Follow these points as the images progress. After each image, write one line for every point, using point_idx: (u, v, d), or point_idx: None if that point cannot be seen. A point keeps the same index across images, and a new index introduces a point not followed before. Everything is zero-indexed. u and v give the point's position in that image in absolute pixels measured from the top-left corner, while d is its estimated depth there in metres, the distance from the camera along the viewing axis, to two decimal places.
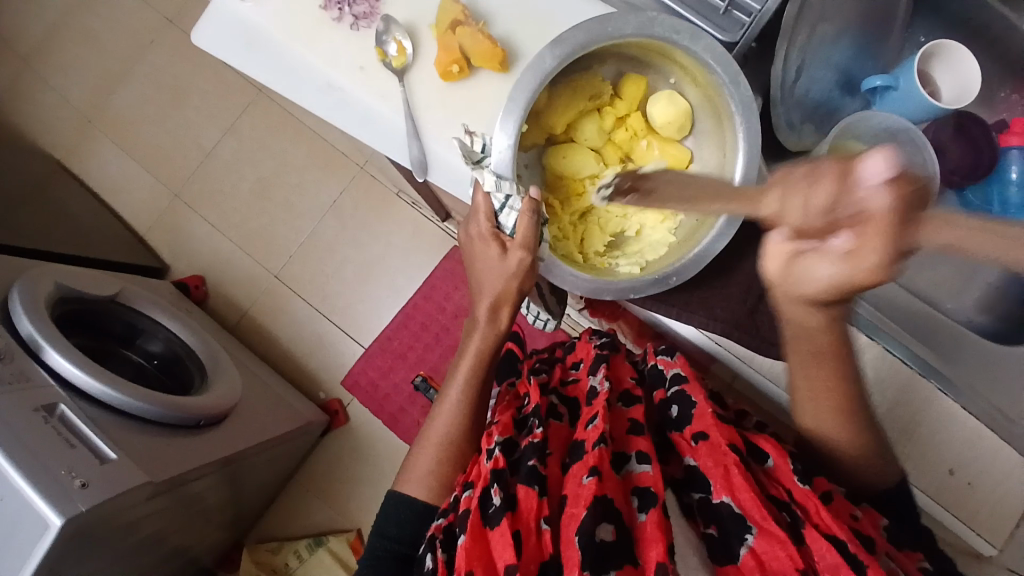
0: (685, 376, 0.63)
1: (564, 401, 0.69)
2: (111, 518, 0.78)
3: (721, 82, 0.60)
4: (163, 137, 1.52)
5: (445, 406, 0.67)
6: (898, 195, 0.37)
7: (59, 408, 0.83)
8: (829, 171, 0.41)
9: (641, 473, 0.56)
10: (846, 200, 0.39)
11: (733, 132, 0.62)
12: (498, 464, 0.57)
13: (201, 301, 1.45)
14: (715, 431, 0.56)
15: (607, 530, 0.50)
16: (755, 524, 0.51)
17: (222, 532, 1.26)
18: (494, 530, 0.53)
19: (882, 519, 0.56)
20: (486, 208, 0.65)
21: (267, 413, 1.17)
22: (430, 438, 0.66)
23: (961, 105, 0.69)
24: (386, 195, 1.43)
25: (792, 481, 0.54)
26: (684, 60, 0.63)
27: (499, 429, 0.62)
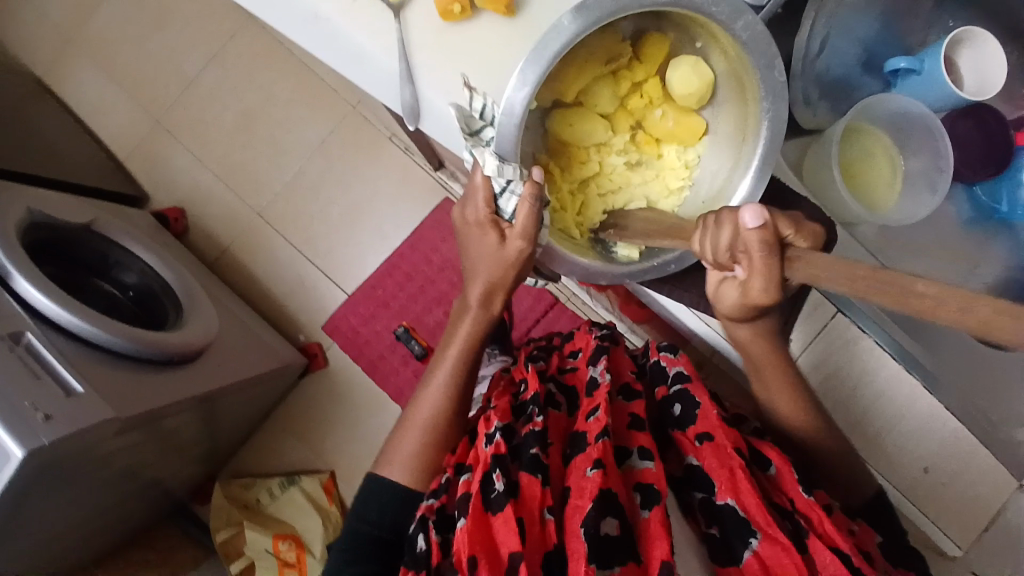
0: (688, 375, 0.63)
1: (563, 390, 0.69)
2: (77, 452, 0.77)
3: (753, 65, 0.56)
4: (143, 55, 1.44)
5: (432, 387, 0.68)
6: (769, 240, 0.40)
7: (25, 337, 0.80)
8: (727, 217, 0.44)
9: (645, 470, 0.57)
10: (739, 240, 0.42)
11: (757, 118, 0.59)
12: (499, 450, 0.57)
13: (180, 233, 1.40)
14: (721, 433, 0.57)
15: (611, 525, 0.51)
16: (759, 529, 0.53)
17: (195, 467, 1.26)
18: (496, 515, 0.53)
19: (877, 537, 0.59)
20: (486, 191, 0.60)
21: (243, 354, 1.15)
22: (414, 420, 0.67)
23: (982, 99, 0.67)
24: (378, 138, 1.38)
25: (797, 489, 0.56)
26: (720, 32, 0.56)
27: (497, 414, 0.62)
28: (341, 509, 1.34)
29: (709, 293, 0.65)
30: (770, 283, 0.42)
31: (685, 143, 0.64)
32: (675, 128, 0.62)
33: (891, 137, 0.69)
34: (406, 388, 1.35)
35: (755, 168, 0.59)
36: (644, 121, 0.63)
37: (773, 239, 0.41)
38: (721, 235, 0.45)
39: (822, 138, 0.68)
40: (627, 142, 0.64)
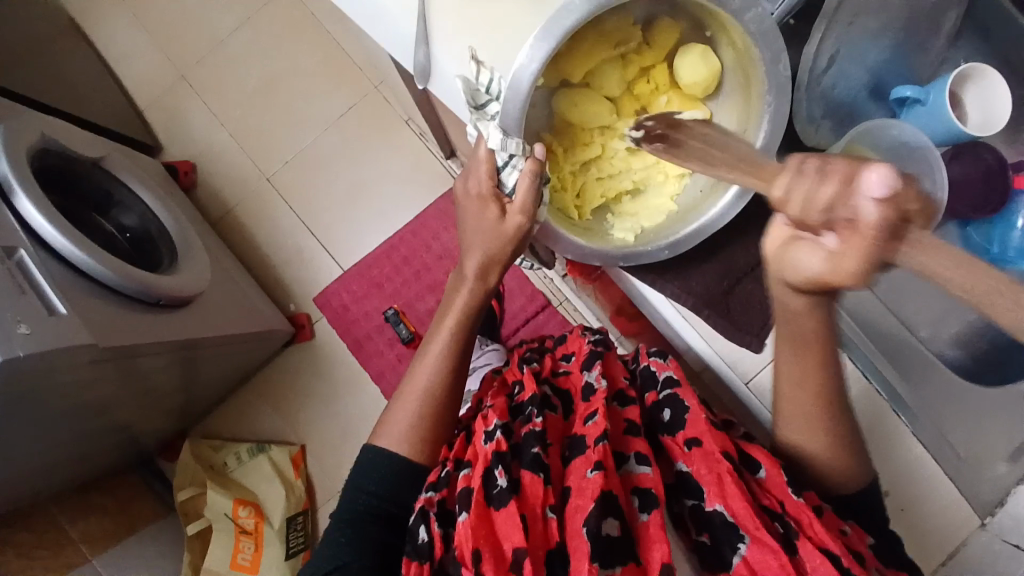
0: (678, 379, 0.62)
1: (557, 393, 0.68)
2: (50, 372, 0.77)
3: (759, 55, 0.58)
4: (178, 11, 1.47)
5: (427, 357, 0.67)
6: (891, 217, 0.35)
7: (18, 253, 0.81)
8: (837, 170, 0.37)
9: (641, 474, 0.56)
10: (857, 211, 0.36)
11: (759, 109, 0.61)
12: (500, 447, 0.58)
13: (188, 188, 1.42)
14: (709, 438, 0.57)
15: (612, 525, 0.51)
16: (747, 532, 0.52)
17: (168, 420, 1.25)
18: (498, 511, 0.53)
19: (868, 537, 0.56)
20: (489, 165, 0.61)
21: (231, 310, 1.15)
22: (408, 394, 0.66)
23: (986, 133, 0.68)
24: (395, 120, 1.40)
25: (786, 492, 0.54)
26: (727, 21, 0.57)
27: (495, 414, 0.62)
28: (307, 486, 1.33)
29: (692, 288, 0.66)
30: (871, 260, 0.37)
31: None
32: (680, 116, 0.64)
33: None
34: (388, 370, 1.35)
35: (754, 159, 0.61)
36: (649, 108, 0.65)
37: (895, 216, 0.35)
38: (818, 192, 0.37)
39: None
40: (632, 128, 0.65)
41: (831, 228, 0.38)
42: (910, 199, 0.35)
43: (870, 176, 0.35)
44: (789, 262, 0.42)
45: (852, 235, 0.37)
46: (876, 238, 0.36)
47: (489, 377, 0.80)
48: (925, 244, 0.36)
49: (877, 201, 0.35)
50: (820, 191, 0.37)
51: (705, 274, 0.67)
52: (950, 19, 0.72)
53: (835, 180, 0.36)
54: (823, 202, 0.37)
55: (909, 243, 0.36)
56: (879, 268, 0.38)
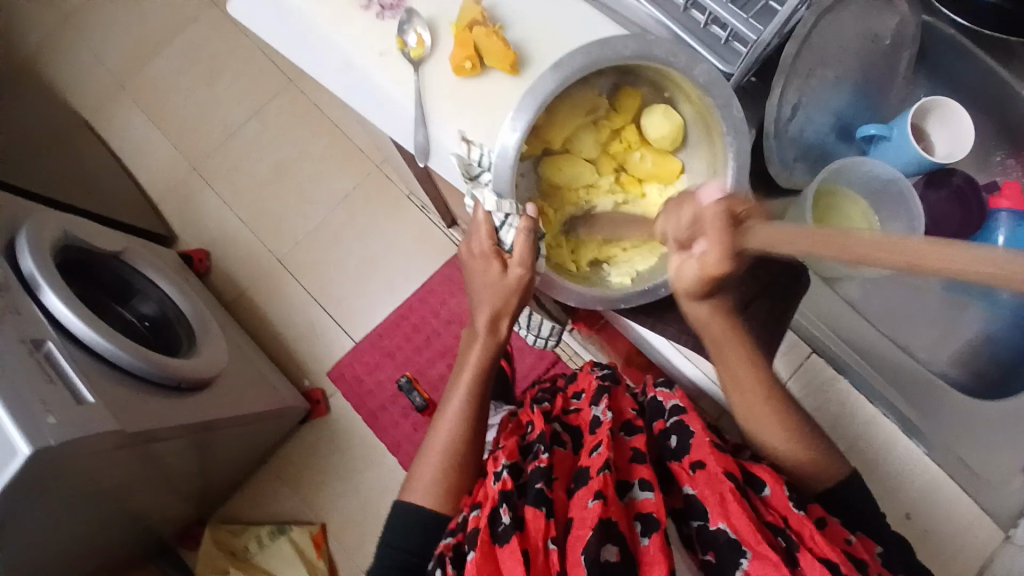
0: (684, 407, 0.65)
1: (567, 429, 0.70)
2: (76, 459, 0.79)
3: (714, 104, 0.62)
4: (191, 112, 1.57)
5: (447, 414, 0.70)
6: (726, 214, 0.45)
7: (46, 346, 0.84)
8: (696, 196, 0.50)
9: (644, 499, 0.58)
10: (697, 214, 0.48)
11: (723, 150, 0.64)
12: (506, 486, 0.60)
13: (203, 274, 1.47)
14: (712, 460, 0.59)
15: (612, 551, 0.52)
16: (749, 548, 0.53)
17: (187, 505, 1.26)
18: (503, 547, 0.55)
19: (877, 546, 0.57)
20: (487, 226, 0.66)
21: (248, 389, 1.18)
22: (434, 449, 0.68)
23: (953, 160, 0.72)
24: (398, 195, 1.47)
25: (788, 507, 0.56)
26: (681, 80, 0.63)
27: (505, 454, 0.65)
28: (328, 566, 1.32)
29: (689, 329, 0.69)
30: (725, 250, 0.45)
31: (665, 182, 0.69)
32: (655, 168, 0.68)
33: (868, 199, 0.74)
34: (404, 440, 1.36)
35: (727, 194, 0.64)
36: (626, 164, 0.69)
37: (731, 210, 0.45)
38: (682, 215, 0.51)
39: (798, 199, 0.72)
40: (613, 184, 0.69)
41: (697, 236, 0.48)
42: (741, 205, 0.46)
43: (702, 191, 0.50)
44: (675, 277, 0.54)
45: (706, 228, 0.46)
46: (723, 225, 0.45)
47: (505, 418, 0.81)
48: (758, 231, 0.42)
49: (711, 196, 0.48)
50: (684, 214, 0.50)
51: None
52: (905, 60, 0.77)
53: (694, 201, 0.49)
54: (687, 218, 0.50)
55: (743, 232, 0.43)
56: (734, 259, 0.45)
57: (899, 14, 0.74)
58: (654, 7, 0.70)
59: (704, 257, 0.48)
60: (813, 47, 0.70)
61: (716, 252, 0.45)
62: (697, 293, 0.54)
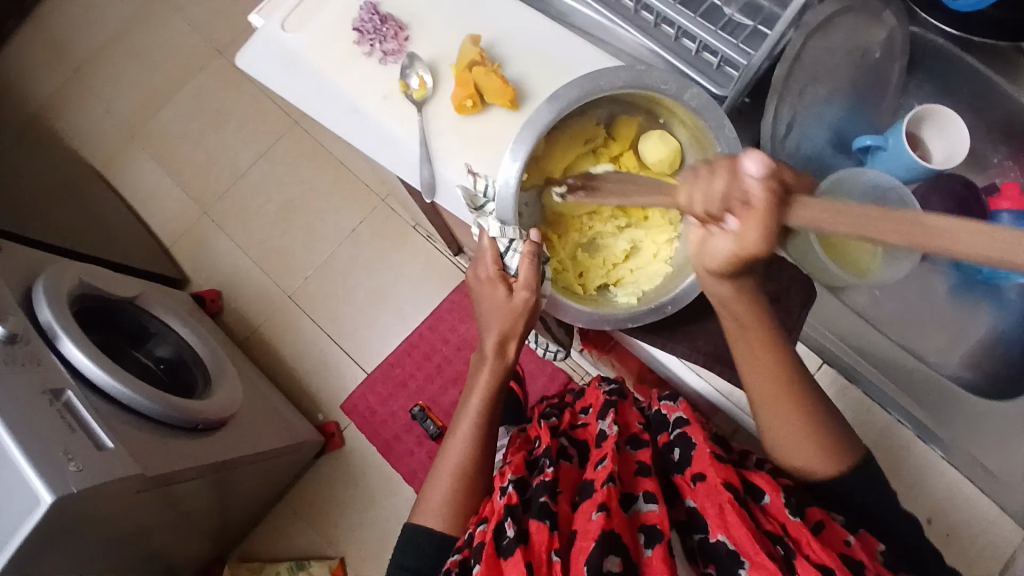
0: (687, 419, 0.65)
1: (574, 443, 0.71)
2: (98, 505, 0.79)
3: (707, 127, 0.64)
4: (199, 156, 1.60)
5: (457, 436, 0.71)
6: (774, 190, 0.39)
7: (65, 394, 0.85)
8: (720, 165, 0.42)
9: (648, 511, 0.58)
10: (735, 188, 0.41)
11: None
12: (512, 500, 0.60)
13: (215, 314, 1.49)
14: (712, 471, 0.58)
15: (614, 562, 0.52)
16: (747, 558, 0.52)
17: (206, 545, 1.25)
18: (507, 560, 0.55)
19: (878, 545, 0.56)
20: (493, 252, 0.67)
21: (264, 426, 1.18)
22: (444, 471, 0.68)
23: (950, 165, 0.73)
24: (403, 227, 1.49)
25: (786, 514, 0.55)
26: (673, 105, 0.65)
27: (511, 469, 0.66)
28: None
29: (699, 346, 0.69)
30: (767, 231, 0.40)
31: None
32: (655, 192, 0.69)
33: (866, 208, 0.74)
34: (419, 469, 1.36)
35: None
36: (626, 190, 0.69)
37: (777, 186, 0.39)
38: (712, 189, 0.42)
39: None
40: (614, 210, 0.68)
41: (730, 212, 0.42)
42: (784, 172, 0.40)
43: (747, 160, 0.40)
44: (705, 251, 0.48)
45: (748, 212, 0.40)
46: (771, 211, 0.39)
47: (514, 435, 0.82)
48: (810, 206, 0.37)
49: (757, 178, 0.39)
50: (713, 183, 0.42)
51: (711, 331, 0.70)
52: (896, 71, 0.78)
53: (721, 173, 0.42)
54: (719, 190, 0.42)
55: (796, 207, 0.38)
56: (778, 237, 0.40)
57: (887, 27, 0.76)
58: (645, 37, 0.72)
59: (739, 235, 0.42)
60: (807, 63, 0.72)
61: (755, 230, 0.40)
62: (726, 271, 0.48)
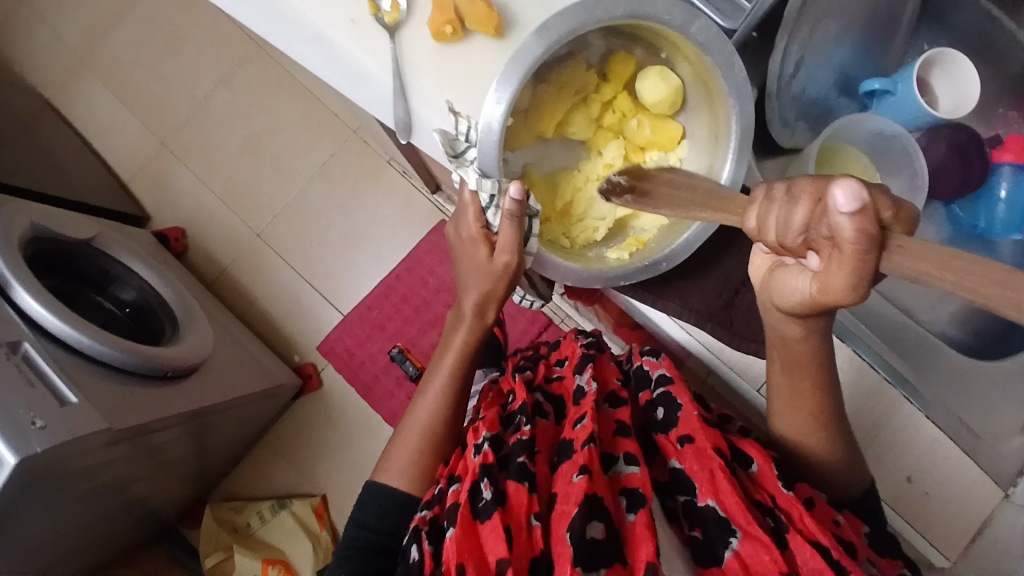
0: (671, 377, 0.63)
1: (549, 399, 0.68)
2: (64, 462, 0.77)
3: (714, 64, 0.60)
4: (152, 82, 1.48)
5: (427, 392, 0.68)
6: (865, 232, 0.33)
7: (23, 347, 0.81)
8: (804, 190, 0.36)
9: (629, 474, 0.56)
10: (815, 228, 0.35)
11: (726, 115, 0.62)
12: (488, 459, 0.57)
13: (180, 253, 1.42)
14: (701, 435, 0.57)
15: (597, 529, 0.50)
16: (739, 528, 0.52)
17: (185, 488, 1.24)
18: (484, 524, 0.52)
19: (863, 526, 0.58)
20: (475, 206, 0.64)
21: (238, 372, 1.15)
22: (412, 427, 0.67)
23: (958, 116, 0.69)
24: (378, 162, 1.41)
25: (776, 486, 0.55)
26: (678, 38, 0.61)
27: (485, 425, 0.62)
28: (332, 536, 1.32)
29: (693, 306, 0.68)
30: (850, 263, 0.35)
31: (666, 149, 0.67)
32: (654, 135, 0.65)
33: (867, 155, 0.71)
34: (400, 410, 1.35)
35: (731, 161, 0.63)
36: (624, 133, 0.66)
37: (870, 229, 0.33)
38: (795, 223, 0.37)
39: (799, 157, 0.71)
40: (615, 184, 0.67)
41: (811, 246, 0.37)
42: (884, 206, 0.34)
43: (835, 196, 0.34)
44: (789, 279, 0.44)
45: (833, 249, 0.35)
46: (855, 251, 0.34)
47: (486, 386, 0.79)
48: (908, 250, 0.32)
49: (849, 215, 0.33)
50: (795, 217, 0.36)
51: (703, 290, 0.68)
52: (908, 11, 0.74)
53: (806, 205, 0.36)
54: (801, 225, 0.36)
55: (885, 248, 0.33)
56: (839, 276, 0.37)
57: None
58: None
59: (822, 274, 0.38)
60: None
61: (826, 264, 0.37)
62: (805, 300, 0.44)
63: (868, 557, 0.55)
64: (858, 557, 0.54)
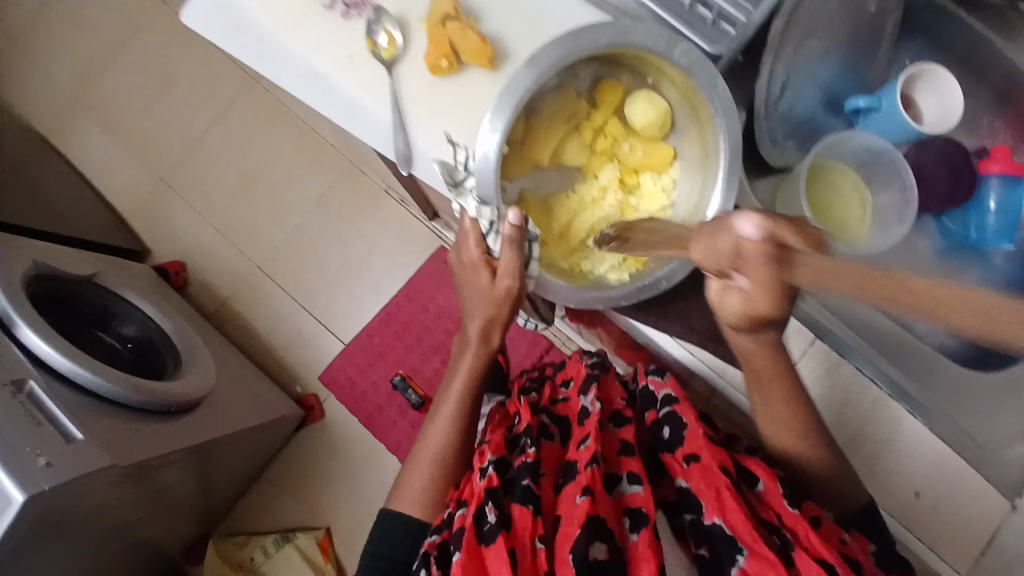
0: (676, 397, 0.63)
1: (554, 420, 0.68)
2: (72, 500, 0.76)
3: (699, 86, 0.61)
4: (152, 121, 1.51)
5: (434, 422, 0.69)
6: (767, 250, 0.40)
7: (27, 384, 0.81)
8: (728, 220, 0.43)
9: (633, 494, 0.56)
10: (736, 250, 0.42)
11: (715, 136, 0.63)
12: (492, 483, 0.57)
13: (181, 288, 1.43)
14: (706, 453, 0.57)
15: (600, 550, 0.50)
16: (746, 546, 0.52)
17: (189, 525, 1.23)
18: (488, 547, 0.52)
19: (871, 545, 0.59)
20: (475, 233, 0.65)
21: (241, 404, 1.15)
22: (423, 455, 0.67)
23: (943, 129, 0.71)
24: (375, 191, 1.43)
25: (783, 504, 0.55)
26: (663, 62, 0.62)
27: (491, 448, 0.62)
28: (338, 569, 1.31)
29: (692, 324, 0.68)
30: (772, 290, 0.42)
31: (658, 170, 0.69)
32: (646, 157, 0.68)
33: (857, 171, 0.72)
34: (404, 438, 1.34)
35: (722, 181, 0.63)
36: (616, 156, 0.68)
37: (771, 248, 0.40)
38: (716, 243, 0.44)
39: (791, 176, 0.71)
40: (609, 207, 0.68)
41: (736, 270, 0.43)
42: (788, 231, 0.39)
43: (743, 221, 0.41)
44: (724, 303, 0.48)
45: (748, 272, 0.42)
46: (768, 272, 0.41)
47: (492, 408, 0.79)
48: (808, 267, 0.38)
49: (753, 239, 0.40)
50: (721, 240, 0.43)
51: (703, 308, 0.69)
52: (889, 27, 0.75)
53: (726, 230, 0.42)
54: (725, 248, 0.43)
55: (792, 267, 0.39)
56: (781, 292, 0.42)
57: None
58: None
59: (746, 290, 0.44)
60: (800, 23, 0.68)
61: (760, 288, 0.43)
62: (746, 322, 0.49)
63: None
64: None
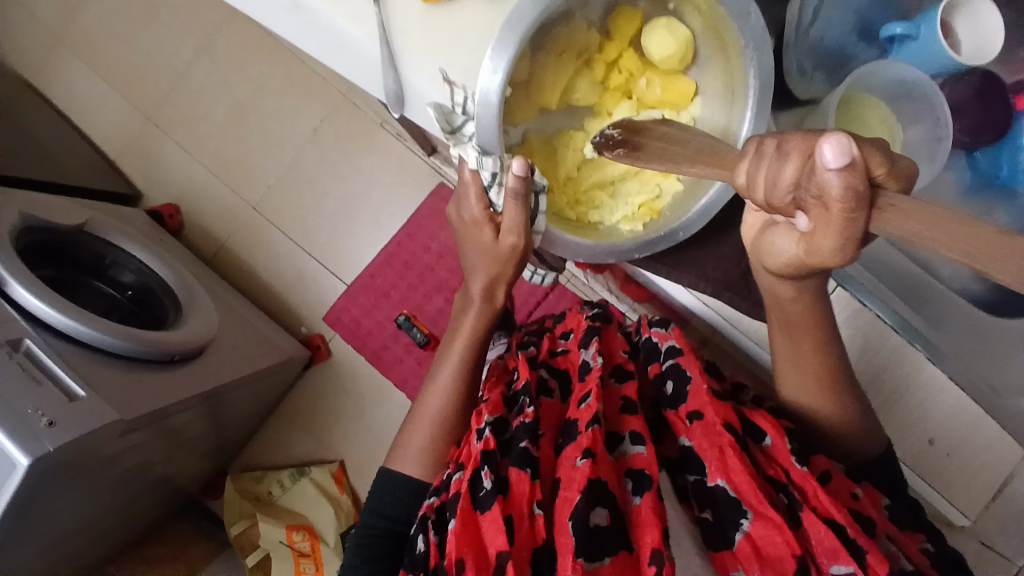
0: (680, 349, 0.62)
1: (554, 374, 0.67)
2: (80, 456, 0.77)
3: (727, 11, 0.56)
4: (131, 53, 1.42)
5: (437, 383, 0.67)
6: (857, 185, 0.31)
7: (25, 343, 0.80)
8: (795, 147, 0.34)
9: (635, 455, 0.55)
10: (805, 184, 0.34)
11: (742, 67, 0.59)
12: (489, 445, 0.56)
13: (177, 230, 1.40)
14: (710, 410, 0.56)
15: (601, 515, 0.50)
16: (750, 508, 0.51)
17: (204, 463, 1.26)
18: (484, 515, 0.51)
19: (884, 499, 0.58)
20: (476, 188, 0.61)
21: (246, 349, 1.15)
22: (424, 415, 0.66)
23: (980, 60, 0.66)
24: (371, 125, 1.37)
25: (789, 460, 0.55)
26: None
27: (488, 408, 0.61)
28: (353, 499, 1.34)
29: (708, 275, 0.66)
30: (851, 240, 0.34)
31: (678, 107, 0.64)
32: (664, 94, 0.62)
33: (888, 106, 0.67)
34: (411, 376, 1.35)
35: (750, 116, 0.59)
36: (632, 93, 0.63)
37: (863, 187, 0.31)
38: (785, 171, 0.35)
39: (817, 108, 0.67)
40: None
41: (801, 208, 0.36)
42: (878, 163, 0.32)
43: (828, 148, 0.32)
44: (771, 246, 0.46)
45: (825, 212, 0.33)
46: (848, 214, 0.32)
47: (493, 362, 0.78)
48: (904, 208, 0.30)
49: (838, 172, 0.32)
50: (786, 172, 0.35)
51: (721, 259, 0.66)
52: None
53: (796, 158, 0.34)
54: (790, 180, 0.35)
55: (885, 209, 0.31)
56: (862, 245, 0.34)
57: None
58: None
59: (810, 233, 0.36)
60: None
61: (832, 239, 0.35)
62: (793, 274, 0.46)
63: (887, 532, 0.54)
64: (876, 534, 0.54)
